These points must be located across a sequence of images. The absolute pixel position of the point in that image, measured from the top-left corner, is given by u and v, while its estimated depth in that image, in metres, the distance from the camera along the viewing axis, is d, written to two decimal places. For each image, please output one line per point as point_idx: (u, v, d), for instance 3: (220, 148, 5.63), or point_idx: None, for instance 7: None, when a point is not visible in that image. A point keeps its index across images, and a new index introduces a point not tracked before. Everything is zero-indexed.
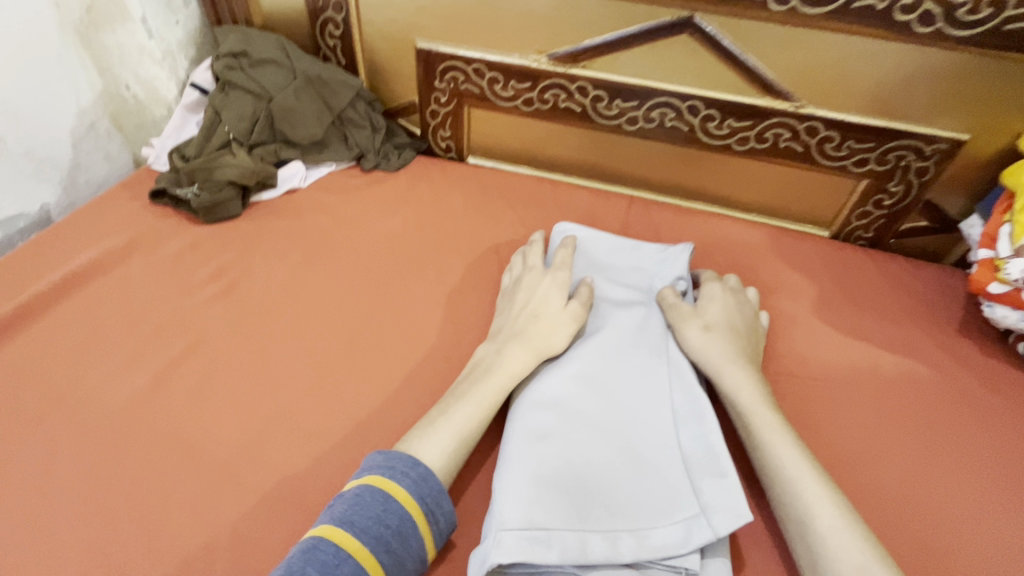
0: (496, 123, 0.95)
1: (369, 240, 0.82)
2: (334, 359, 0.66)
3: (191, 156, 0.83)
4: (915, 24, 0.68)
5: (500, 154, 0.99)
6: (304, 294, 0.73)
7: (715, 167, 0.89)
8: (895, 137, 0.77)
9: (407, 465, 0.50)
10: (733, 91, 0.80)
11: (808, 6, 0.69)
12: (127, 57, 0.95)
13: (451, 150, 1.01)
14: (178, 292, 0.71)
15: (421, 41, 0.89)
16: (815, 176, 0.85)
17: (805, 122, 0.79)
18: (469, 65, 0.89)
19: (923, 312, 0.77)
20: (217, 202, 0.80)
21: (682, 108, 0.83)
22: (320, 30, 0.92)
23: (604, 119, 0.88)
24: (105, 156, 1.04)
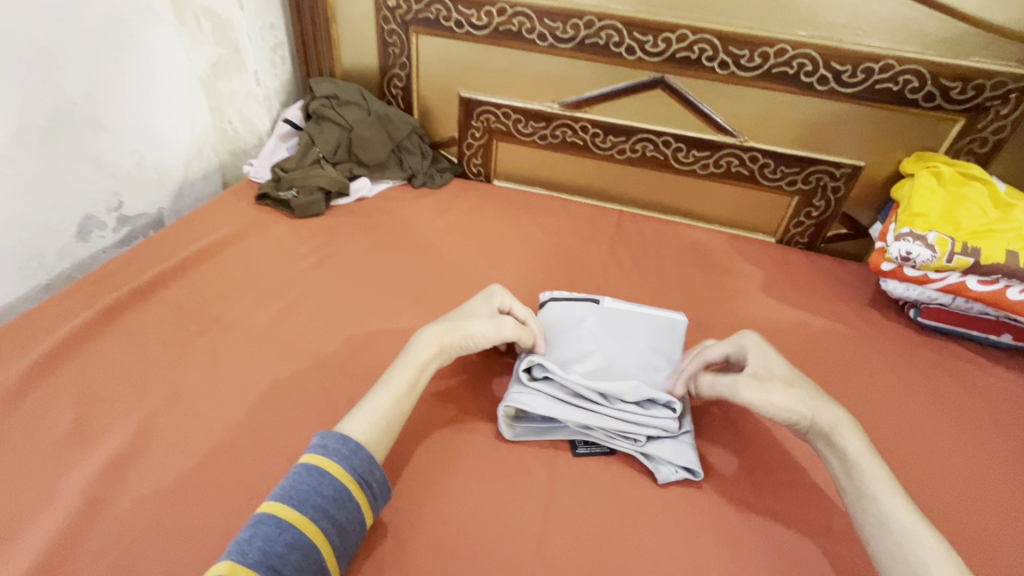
0: (517, 154, 1.24)
1: (424, 233, 1.08)
2: (405, 307, 0.89)
3: (291, 169, 1.10)
4: (815, 84, 0.97)
5: (520, 178, 1.27)
6: (378, 266, 0.98)
7: (685, 188, 1.16)
8: (813, 164, 1.06)
9: (338, 443, 0.58)
10: (695, 130, 1.09)
11: (742, 71, 1.00)
12: (235, 99, 1.24)
13: (481, 175, 1.29)
14: (286, 261, 0.95)
15: (463, 92, 1.18)
16: (760, 194, 1.13)
17: (748, 152, 1.08)
18: (499, 109, 1.18)
19: (843, 291, 1.03)
20: (309, 202, 1.06)
21: (658, 142, 1.12)
22: (386, 83, 1.23)
23: (600, 150, 1.17)
24: (205, 175, 1.30)
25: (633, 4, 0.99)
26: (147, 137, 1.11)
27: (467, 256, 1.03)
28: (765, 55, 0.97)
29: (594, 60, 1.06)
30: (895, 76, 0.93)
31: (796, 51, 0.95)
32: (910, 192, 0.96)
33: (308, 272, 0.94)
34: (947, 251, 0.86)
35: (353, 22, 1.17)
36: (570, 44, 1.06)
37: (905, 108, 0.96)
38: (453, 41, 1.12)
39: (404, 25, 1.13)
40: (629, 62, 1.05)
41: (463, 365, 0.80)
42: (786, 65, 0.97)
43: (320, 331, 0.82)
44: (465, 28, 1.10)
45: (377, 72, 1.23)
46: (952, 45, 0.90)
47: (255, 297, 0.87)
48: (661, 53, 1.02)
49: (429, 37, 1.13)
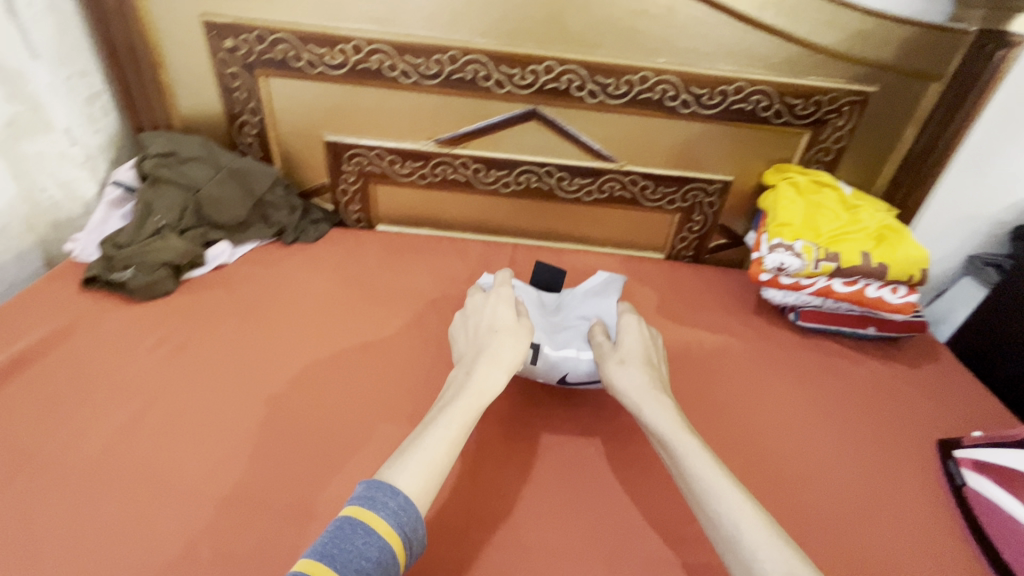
0: (398, 195, 1.16)
1: (301, 298, 0.96)
2: (281, 394, 0.78)
3: (125, 244, 0.92)
4: (679, 108, 1.01)
5: (405, 221, 1.19)
6: (246, 347, 0.85)
7: (575, 214, 1.16)
8: (689, 182, 1.09)
9: (387, 495, 0.51)
10: (575, 159, 1.09)
11: (610, 99, 1.00)
12: (46, 164, 0.96)
13: (363, 221, 1.20)
14: (125, 360, 0.79)
15: (329, 135, 1.08)
16: (645, 215, 1.15)
17: (628, 176, 1.10)
18: (371, 151, 1.09)
19: (730, 302, 1.07)
20: (152, 282, 0.90)
21: (542, 173, 1.10)
22: (237, 130, 1.09)
23: (484, 185, 1.12)
24: (16, 258, 1.00)
25: (495, 37, 0.96)
26: None
27: (354, 319, 0.93)
28: (629, 82, 0.98)
29: (464, 94, 1.02)
30: (747, 96, 0.99)
31: (657, 77, 0.97)
32: (774, 201, 1.01)
33: (158, 371, 0.79)
34: (812, 260, 0.93)
35: (185, 65, 1.02)
36: (437, 80, 1.00)
37: (760, 125, 1.02)
38: (308, 83, 1.02)
39: (247, 67, 1.00)
40: (500, 96, 1.01)
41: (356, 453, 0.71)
42: (650, 90, 0.99)
43: (178, 447, 0.68)
44: (319, 68, 1.00)
45: (225, 120, 1.09)
46: (791, 65, 0.96)
47: (91, 417, 0.71)
48: (530, 85, 1.00)
49: (280, 79, 1.02)
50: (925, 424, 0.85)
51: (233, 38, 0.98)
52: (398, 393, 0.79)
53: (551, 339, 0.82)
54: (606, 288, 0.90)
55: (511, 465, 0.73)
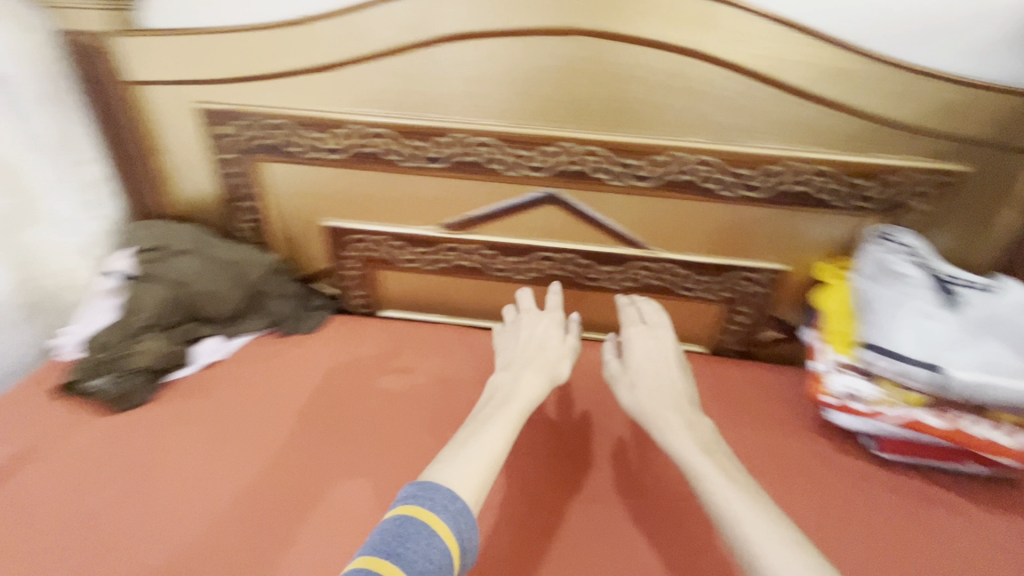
0: (398, 279, 1.24)
1: (259, 403, 1.06)
2: (212, 516, 0.86)
3: (114, 344, 1.02)
4: (646, 180, 1.00)
5: (414, 300, 1.27)
6: (223, 426, 1.01)
7: (589, 295, 1.20)
8: (665, 263, 1.11)
9: (447, 500, 0.66)
10: (562, 241, 1.12)
11: (593, 175, 1.01)
12: (51, 254, 1.11)
13: (364, 305, 1.30)
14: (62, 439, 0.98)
15: (329, 220, 1.15)
16: (708, 306, 1.16)
17: (563, 254, 1.13)
18: (370, 238, 1.17)
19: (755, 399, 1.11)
20: (126, 393, 1.02)
21: (481, 253, 1.16)
22: (235, 216, 1.17)
23: (486, 259, 1.17)
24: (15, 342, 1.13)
25: (497, 118, 0.97)
26: None
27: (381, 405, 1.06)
28: (656, 160, 0.97)
29: (428, 172, 1.05)
30: (689, 166, 0.97)
31: (683, 154, 0.96)
32: (833, 305, 1.02)
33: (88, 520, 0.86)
34: (891, 388, 0.91)
35: (180, 157, 1.10)
36: (440, 164, 1.04)
37: (720, 200, 1.01)
38: (300, 166, 1.08)
39: (241, 155, 1.08)
40: (477, 173, 1.04)
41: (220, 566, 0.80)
42: (579, 165, 1.00)
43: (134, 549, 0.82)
44: (317, 152, 1.05)
45: (218, 208, 1.17)
46: (858, 143, 0.92)
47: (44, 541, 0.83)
48: (507, 163, 1.02)
49: (272, 163, 1.08)
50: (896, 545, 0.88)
51: (226, 124, 1.05)
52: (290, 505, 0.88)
53: (918, 348, 0.86)
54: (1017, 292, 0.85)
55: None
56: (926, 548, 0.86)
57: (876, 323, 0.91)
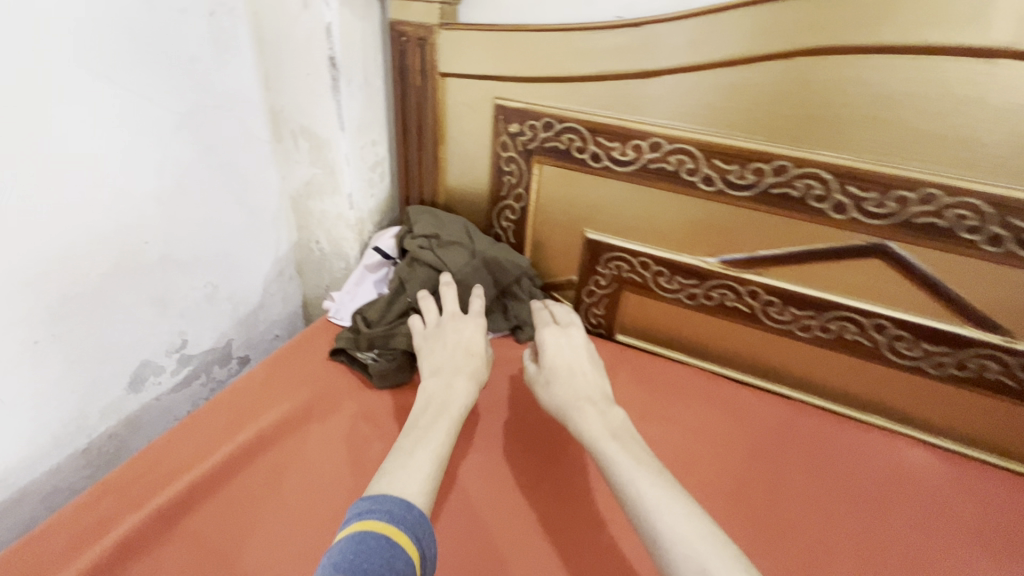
0: (652, 310, 0.94)
1: (507, 412, 0.84)
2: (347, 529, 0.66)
3: (374, 321, 0.91)
4: (830, 212, 0.73)
5: (644, 334, 0.97)
6: None
7: (824, 361, 0.84)
8: (835, 310, 0.79)
9: (401, 509, 0.55)
10: (814, 286, 0.80)
11: (732, 189, 0.78)
12: (325, 220, 1.09)
13: (601, 326, 1.00)
14: (208, 443, 0.74)
15: (590, 232, 0.93)
16: (1000, 404, 0.76)
17: (747, 287, 0.84)
18: (635, 258, 0.91)
19: None
20: (390, 369, 0.85)
21: (743, 291, 0.84)
22: (496, 213, 1.00)
23: (666, 292, 0.91)
24: (283, 297, 1.18)
25: (786, 143, 0.73)
26: (224, 267, 1.00)
27: (490, 421, 0.82)
28: (903, 200, 0.69)
29: (676, 191, 0.82)
30: (940, 211, 0.68)
31: (953, 199, 0.66)
32: None
33: (305, 506, 0.68)
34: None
35: (465, 142, 0.97)
36: (749, 193, 0.77)
37: (976, 256, 0.68)
38: (582, 176, 0.88)
39: (518, 154, 0.92)
40: (740, 201, 0.78)
41: None
42: (788, 185, 0.74)
43: (311, 532, 0.66)
44: (603, 162, 0.85)
45: (484, 201, 1.01)
46: None
47: (168, 476, 0.69)
48: (751, 187, 0.76)
49: (557, 167, 0.90)
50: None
51: (515, 123, 0.90)
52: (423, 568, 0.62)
53: None
54: None
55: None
56: None
57: None
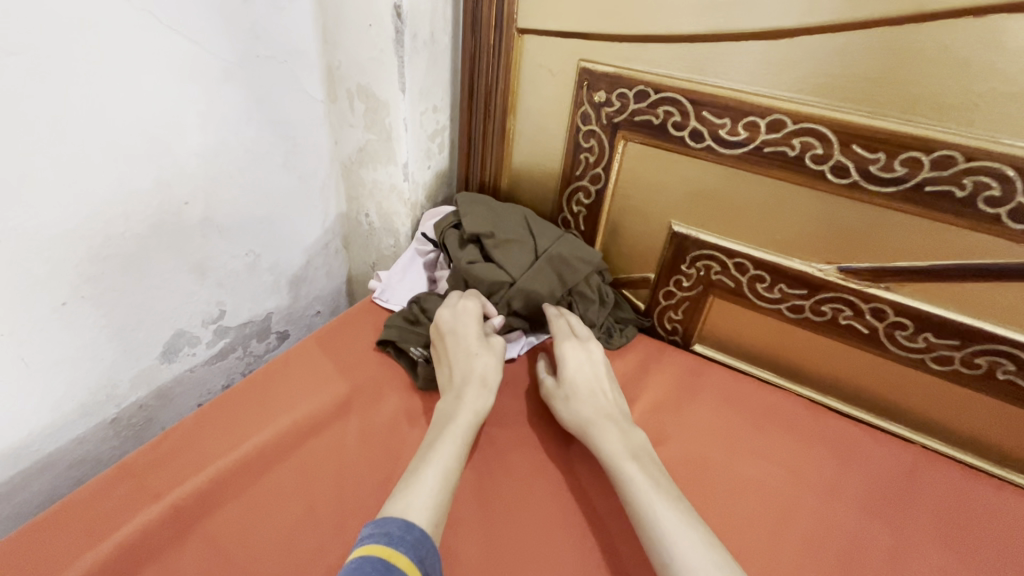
0: (744, 321, 0.81)
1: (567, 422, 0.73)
2: None
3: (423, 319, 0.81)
4: (1005, 219, 0.58)
5: (731, 348, 0.85)
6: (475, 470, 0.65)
7: (959, 401, 0.69)
8: (988, 342, 0.64)
9: (402, 530, 0.50)
10: (963, 310, 0.65)
11: (872, 183, 0.63)
12: (377, 192, 1.00)
13: (676, 333, 0.88)
14: (236, 427, 0.67)
15: (677, 224, 0.80)
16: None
17: (871, 303, 0.69)
18: (730, 258, 0.77)
19: None
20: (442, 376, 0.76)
21: (864, 308, 0.70)
22: (566, 195, 0.88)
23: (762, 300, 0.77)
24: (328, 271, 1.10)
25: (957, 128, 0.57)
26: (267, 236, 0.93)
27: (553, 435, 0.71)
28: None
29: (795, 181, 0.68)
30: None
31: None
32: None
33: (339, 511, 0.60)
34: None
35: (538, 111, 0.85)
36: (893, 190, 0.62)
37: None
38: (676, 157, 0.75)
39: (600, 128, 0.79)
40: (879, 198, 0.63)
41: None
42: (952, 182, 0.59)
43: (340, 545, 0.57)
44: (705, 142, 0.71)
45: (554, 181, 0.89)
46: None
47: (197, 461, 0.63)
48: (898, 182, 0.61)
49: (644, 146, 0.77)
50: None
51: (601, 90, 0.77)
52: None
53: None
54: None
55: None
56: None
57: None
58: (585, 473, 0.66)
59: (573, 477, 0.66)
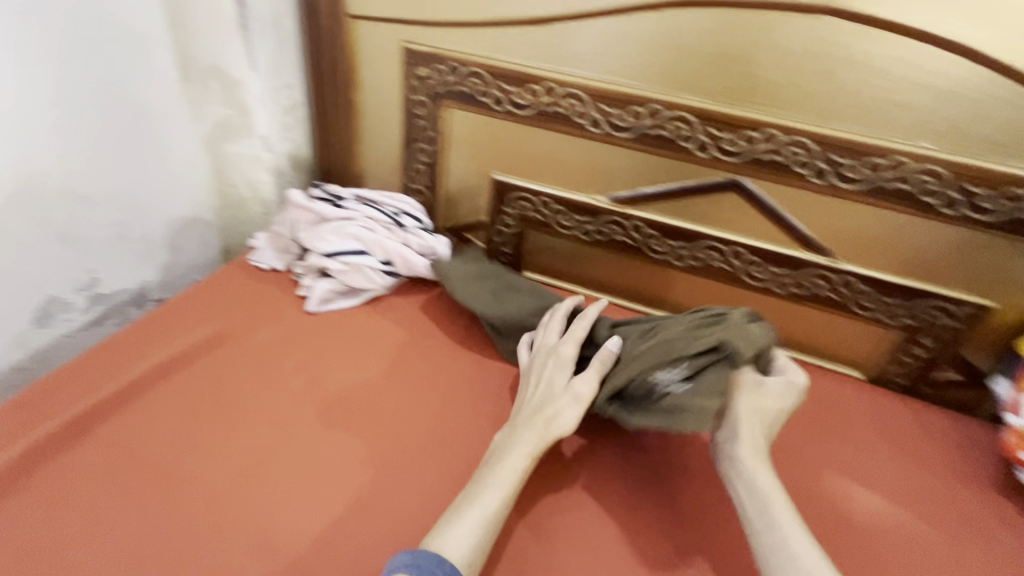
0: (555, 248, 1.04)
1: (417, 333, 0.91)
2: (260, 432, 0.73)
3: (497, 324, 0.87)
4: (695, 151, 0.84)
5: (552, 272, 1.07)
6: (339, 372, 0.83)
7: (698, 287, 0.96)
8: (703, 239, 0.91)
9: (432, 564, 0.53)
10: (687, 219, 0.91)
11: (615, 131, 0.87)
12: (242, 164, 1.10)
13: (510, 265, 1.10)
14: (121, 364, 0.78)
15: (496, 174, 1.00)
16: (833, 317, 0.90)
17: (630, 221, 0.94)
18: (536, 197, 0.99)
19: (899, 436, 0.82)
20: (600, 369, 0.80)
21: (627, 226, 0.95)
22: (410, 156, 1.06)
23: (563, 229, 1.00)
24: (202, 242, 1.15)
25: (656, 87, 0.82)
26: (132, 206, 0.98)
27: (405, 343, 0.89)
28: (751, 139, 0.80)
29: (567, 132, 0.90)
30: (779, 147, 0.79)
31: (789, 137, 0.78)
32: None
33: (219, 412, 0.75)
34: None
35: (378, 85, 1.02)
36: (629, 135, 0.86)
37: (798, 184, 0.81)
38: (486, 119, 0.95)
39: (427, 98, 0.97)
40: (621, 141, 0.88)
41: (238, 499, 0.66)
42: (661, 127, 0.84)
43: (223, 435, 0.72)
44: (505, 106, 0.92)
45: (400, 145, 1.06)
46: (927, 130, 0.72)
47: (88, 393, 0.74)
48: (630, 129, 0.86)
49: (462, 111, 0.96)
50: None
51: (423, 66, 0.95)
52: (330, 459, 0.71)
53: None
54: None
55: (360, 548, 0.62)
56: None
57: None
58: (428, 366, 0.86)
59: (418, 370, 0.85)
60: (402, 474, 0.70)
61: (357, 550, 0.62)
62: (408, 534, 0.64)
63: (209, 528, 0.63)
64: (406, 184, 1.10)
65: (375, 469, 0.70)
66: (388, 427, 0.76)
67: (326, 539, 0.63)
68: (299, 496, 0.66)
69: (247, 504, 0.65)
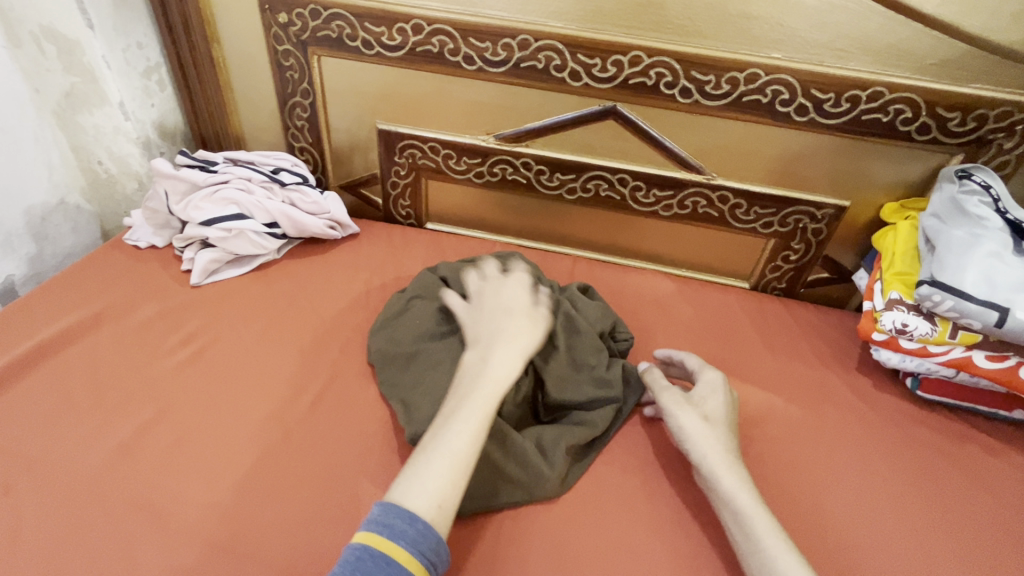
0: (452, 194, 1.03)
1: (314, 293, 0.89)
2: (144, 406, 0.70)
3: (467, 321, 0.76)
4: (569, 79, 0.84)
5: (454, 220, 1.07)
6: (231, 339, 0.80)
7: (591, 217, 0.99)
8: (590, 170, 0.93)
9: (405, 522, 0.48)
10: (572, 150, 0.92)
11: (489, 66, 0.86)
12: (103, 137, 0.98)
13: (411, 217, 1.08)
14: None
15: (381, 123, 0.97)
16: (714, 231, 0.95)
17: (520, 159, 0.94)
18: (425, 144, 0.97)
19: (780, 333, 0.90)
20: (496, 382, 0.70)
21: (517, 164, 0.95)
22: (289, 113, 1.01)
23: (455, 173, 0.99)
24: (73, 227, 1.01)
25: (519, 15, 0.81)
26: None
27: (301, 303, 0.87)
28: (618, 63, 0.81)
29: (442, 72, 0.88)
30: (646, 69, 0.81)
31: (653, 58, 0.80)
32: (894, 245, 0.82)
33: (97, 395, 0.70)
34: (948, 325, 0.72)
35: (240, 37, 0.95)
36: (503, 69, 0.86)
37: (667, 105, 0.83)
38: (360, 64, 0.91)
39: (293, 47, 0.92)
40: (496, 76, 0.87)
41: (123, 474, 0.62)
42: (533, 58, 0.84)
43: (105, 416, 0.68)
44: (375, 49, 0.88)
45: (277, 102, 1.01)
46: (773, 41, 0.76)
47: None
48: (503, 62, 0.85)
49: (332, 58, 0.92)
50: (880, 491, 0.68)
51: (283, 11, 0.89)
52: (224, 424, 0.68)
53: (1007, 276, 0.67)
54: (968, 215, 0.72)
55: (252, 502, 0.61)
56: (865, 449, 0.73)
57: (931, 261, 0.73)
58: (328, 323, 0.84)
59: (317, 328, 0.83)
60: (299, 428, 0.69)
61: (255, 503, 0.61)
62: (309, 483, 0.63)
63: (93, 506, 0.59)
64: (291, 143, 1.05)
65: (273, 426, 0.69)
66: (288, 387, 0.74)
67: (222, 497, 0.61)
68: (192, 462, 0.64)
69: (134, 477, 0.62)
